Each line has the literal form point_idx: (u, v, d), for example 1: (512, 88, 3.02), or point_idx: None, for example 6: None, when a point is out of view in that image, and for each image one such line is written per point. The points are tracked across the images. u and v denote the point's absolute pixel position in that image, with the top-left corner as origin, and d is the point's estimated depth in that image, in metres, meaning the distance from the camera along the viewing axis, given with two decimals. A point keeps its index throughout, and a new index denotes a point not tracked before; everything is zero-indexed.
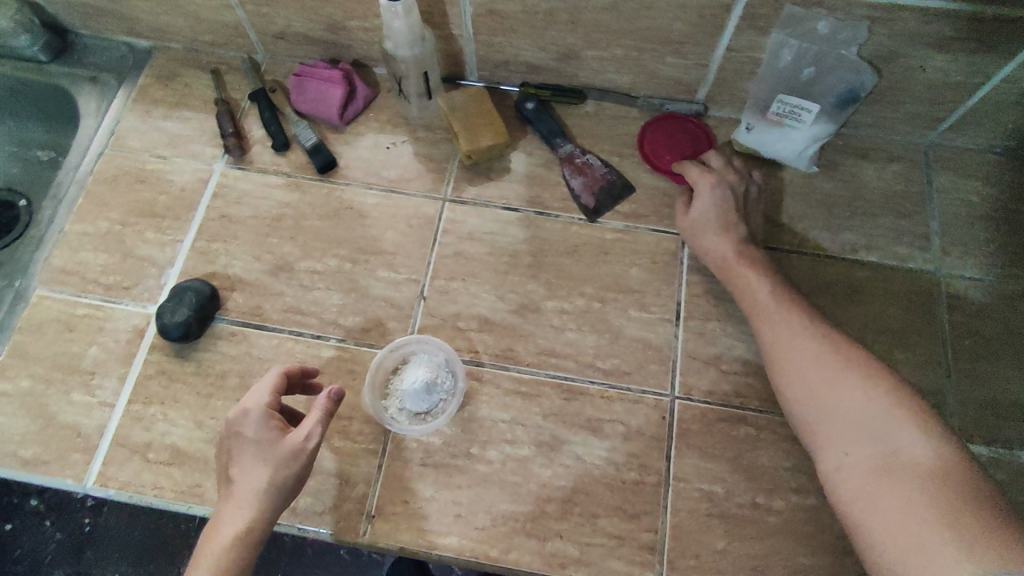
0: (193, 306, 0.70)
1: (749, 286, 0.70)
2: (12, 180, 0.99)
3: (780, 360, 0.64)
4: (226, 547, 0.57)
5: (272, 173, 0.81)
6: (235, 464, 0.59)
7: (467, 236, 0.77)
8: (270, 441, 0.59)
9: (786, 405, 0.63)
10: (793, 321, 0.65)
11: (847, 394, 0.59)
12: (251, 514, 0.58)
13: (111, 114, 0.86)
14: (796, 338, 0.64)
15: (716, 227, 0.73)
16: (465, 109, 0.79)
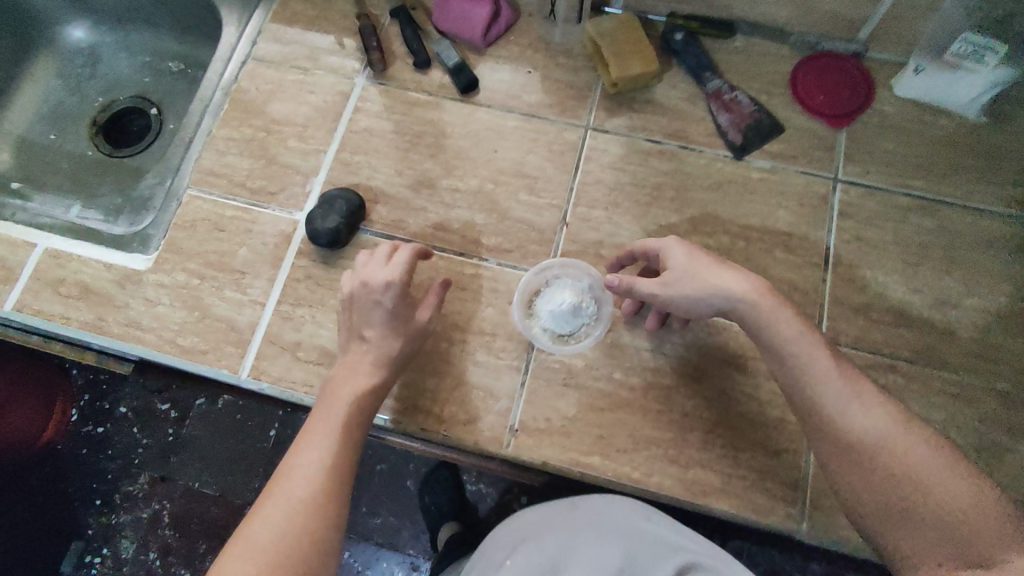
0: (343, 213, 0.71)
1: (803, 340, 0.56)
2: (145, 89, 1.02)
3: (853, 446, 0.53)
4: (359, 395, 0.61)
5: (413, 91, 0.80)
6: (369, 327, 0.63)
7: (609, 166, 0.76)
8: (405, 313, 0.64)
9: (851, 493, 0.52)
10: (868, 399, 0.54)
11: (946, 491, 0.49)
12: (380, 373, 0.62)
13: (253, 24, 0.86)
14: (873, 422, 0.53)
15: (712, 268, 0.60)
16: (613, 35, 0.76)
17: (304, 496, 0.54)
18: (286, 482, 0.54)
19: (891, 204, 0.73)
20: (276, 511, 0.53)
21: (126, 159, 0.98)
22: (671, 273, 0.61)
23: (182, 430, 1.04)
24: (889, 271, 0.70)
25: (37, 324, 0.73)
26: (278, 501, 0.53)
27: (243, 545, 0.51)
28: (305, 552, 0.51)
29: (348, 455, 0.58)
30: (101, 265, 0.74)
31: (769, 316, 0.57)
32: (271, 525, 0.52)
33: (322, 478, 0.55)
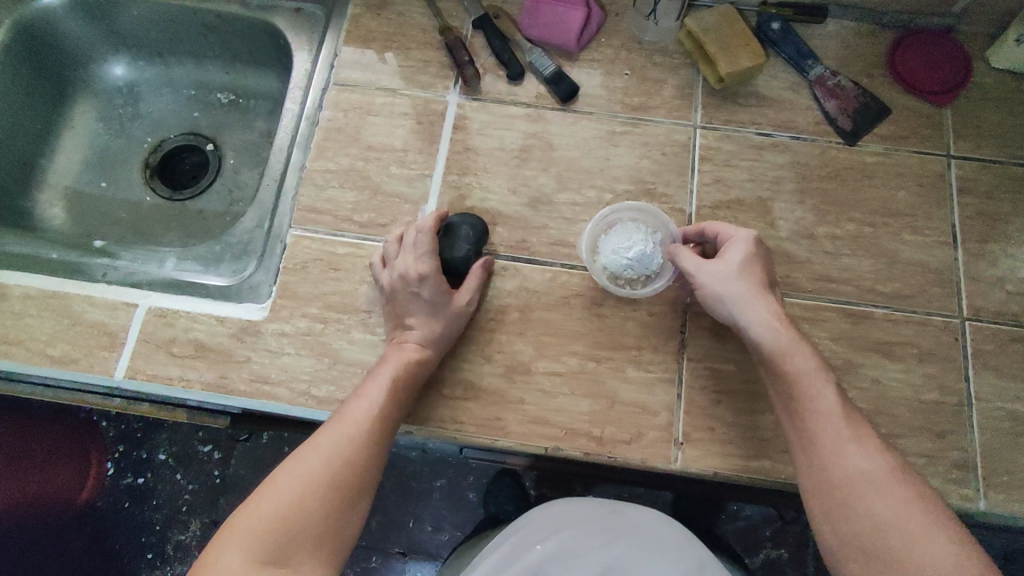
0: (471, 240, 0.69)
1: (814, 376, 0.58)
2: (196, 125, 0.97)
3: (845, 484, 0.54)
4: (410, 366, 0.64)
5: (510, 104, 0.78)
6: (411, 315, 0.66)
7: (725, 163, 0.75)
8: (442, 301, 0.66)
9: (824, 528, 0.54)
10: (866, 443, 0.55)
11: (926, 549, 0.50)
12: (425, 352, 0.65)
13: (326, 48, 0.83)
14: (870, 466, 0.54)
15: (749, 283, 0.62)
16: (717, 29, 0.75)
17: (348, 441, 0.58)
18: (333, 429, 0.59)
19: (1006, 175, 0.73)
20: (328, 444, 0.58)
21: (188, 202, 0.93)
22: (711, 266, 0.63)
23: (229, 470, 0.94)
24: (1017, 243, 0.71)
25: (154, 389, 0.69)
26: (322, 443, 0.58)
27: (291, 474, 0.56)
28: (340, 489, 0.56)
29: (395, 413, 0.62)
30: (213, 318, 0.70)
31: (782, 347, 0.59)
32: (314, 461, 0.57)
33: (363, 429, 0.59)
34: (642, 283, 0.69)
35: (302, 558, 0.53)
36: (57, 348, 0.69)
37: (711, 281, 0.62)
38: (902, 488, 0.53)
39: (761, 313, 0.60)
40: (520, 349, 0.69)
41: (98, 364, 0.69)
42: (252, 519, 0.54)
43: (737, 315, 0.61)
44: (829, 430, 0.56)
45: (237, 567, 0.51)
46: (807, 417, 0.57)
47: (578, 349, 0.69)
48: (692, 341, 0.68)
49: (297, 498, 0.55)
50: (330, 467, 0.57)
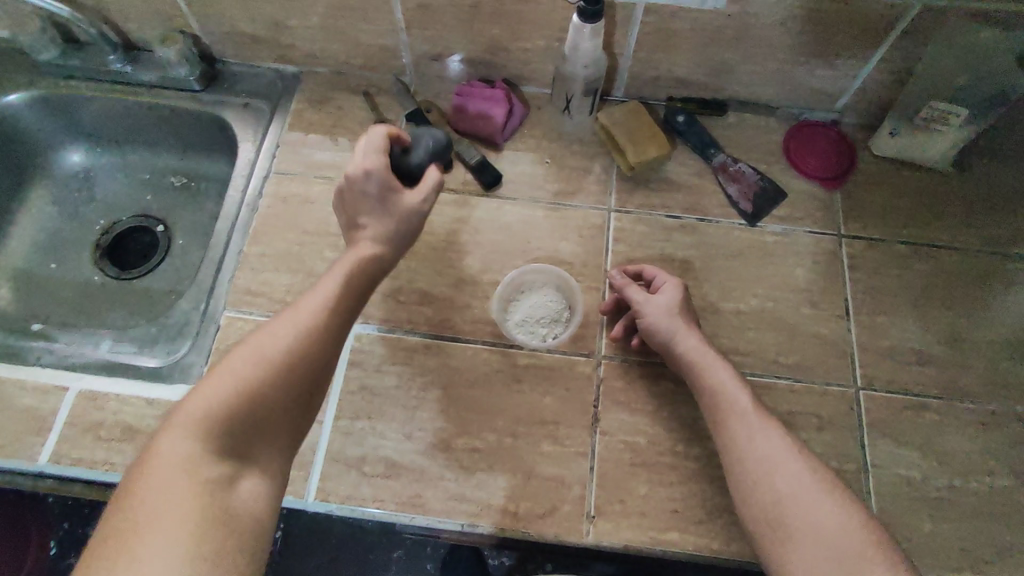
0: (431, 150, 0.66)
1: (730, 377, 0.65)
2: (147, 207, 1.01)
3: (755, 470, 0.59)
4: (365, 265, 0.62)
5: (439, 191, 0.84)
6: (363, 216, 0.63)
7: (638, 245, 0.80)
8: (391, 198, 0.62)
9: (739, 503, 0.60)
10: (772, 431, 0.61)
11: (823, 513, 0.56)
12: (378, 249, 0.63)
13: (269, 140, 0.90)
14: (773, 450, 0.60)
15: (683, 318, 0.70)
16: (626, 124, 0.83)
17: (306, 326, 0.56)
18: (283, 324, 0.56)
19: (893, 252, 0.79)
20: (285, 329, 0.55)
21: (134, 281, 0.96)
22: (650, 300, 0.71)
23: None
24: (902, 314, 0.76)
25: (77, 474, 0.70)
26: (274, 333, 0.55)
27: (247, 351, 0.54)
28: (300, 390, 0.54)
29: (343, 321, 0.59)
30: (142, 401, 0.72)
31: (709, 362, 0.66)
32: (268, 348, 0.54)
33: (315, 321, 0.57)
34: (551, 336, 0.76)
35: (264, 451, 0.52)
36: None
37: (648, 312, 0.70)
38: (804, 465, 0.59)
39: (688, 333, 0.68)
40: (441, 426, 0.71)
41: (23, 450, 0.70)
42: (201, 404, 0.50)
43: (668, 338, 0.69)
44: (740, 419, 0.62)
45: (192, 449, 0.48)
46: (721, 417, 0.63)
47: (496, 424, 0.71)
48: (605, 415, 0.71)
49: (248, 371, 0.52)
50: (288, 358, 0.54)
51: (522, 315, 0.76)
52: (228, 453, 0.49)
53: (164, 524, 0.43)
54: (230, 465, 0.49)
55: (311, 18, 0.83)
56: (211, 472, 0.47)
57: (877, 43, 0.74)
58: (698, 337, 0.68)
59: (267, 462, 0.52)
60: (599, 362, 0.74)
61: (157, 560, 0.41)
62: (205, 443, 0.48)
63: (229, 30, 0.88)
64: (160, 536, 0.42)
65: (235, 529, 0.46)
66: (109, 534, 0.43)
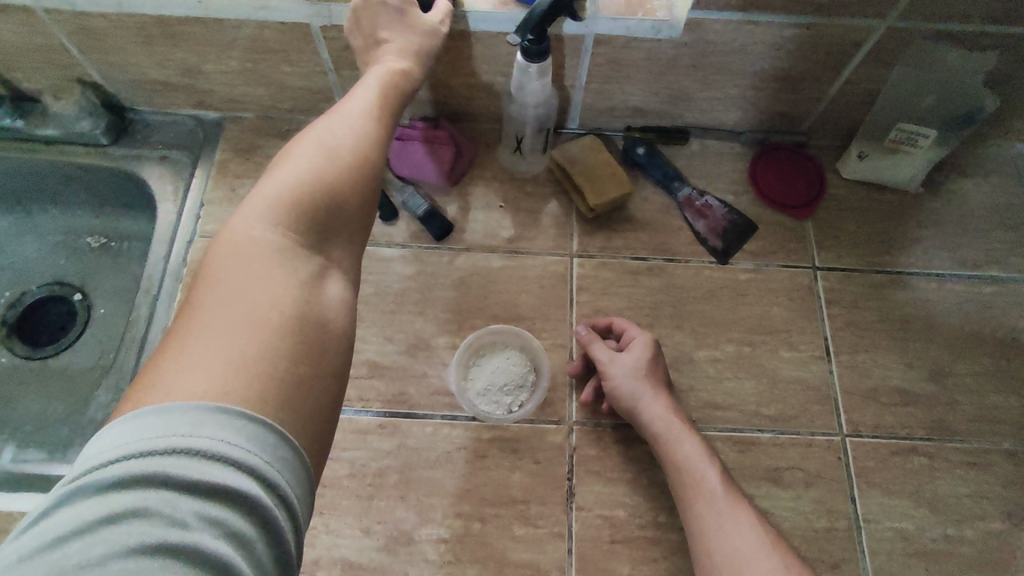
0: None
1: (700, 459, 0.61)
2: (62, 273, 0.91)
3: (723, 567, 0.55)
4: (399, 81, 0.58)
5: (384, 246, 0.76)
6: (384, 31, 0.61)
7: (603, 292, 0.75)
8: (411, 9, 0.61)
9: None
10: (743, 522, 0.57)
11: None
12: (409, 63, 0.60)
13: (193, 197, 0.82)
14: (744, 546, 0.55)
15: (651, 380, 0.65)
16: (583, 161, 0.77)
17: (357, 128, 0.52)
18: (337, 124, 0.51)
19: (869, 283, 0.76)
20: (337, 129, 0.51)
21: (51, 359, 0.86)
22: (617, 358, 0.66)
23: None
24: (883, 350, 0.72)
25: None
26: (331, 128, 0.51)
27: (302, 150, 0.48)
28: (363, 176, 0.50)
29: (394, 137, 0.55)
30: None
31: (676, 435, 0.62)
32: (333, 140, 0.50)
33: (371, 135, 0.52)
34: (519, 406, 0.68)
35: (337, 241, 0.49)
36: None
37: (614, 368, 0.65)
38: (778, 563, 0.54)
39: (657, 404, 0.63)
40: (401, 515, 0.64)
41: None
42: (269, 195, 0.46)
43: (635, 408, 0.64)
44: (709, 509, 0.58)
45: (265, 236, 0.44)
46: (689, 503, 0.59)
47: (462, 508, 0.65)
48: (580, 488, 0.66)
49: (311, 170, 0.47)
50: (356, 153, 0.50)
51: (484, 384, 0.69)
52: (305, 249, 0.45)
53: (234, 323, 0.39)
54: (314, 266, 0.45)
55: (227, 63, 0.74)
56: (294, 272, 0.43)
57: (840, 67, 0.70)
58: (667, 404, 0.64)
59: (341, 259, 0.48)
60: (570, 429, 0.68)
61: (211, 365, 0.36)
62: (281, 229, 0.44)
63: (135, 78, 0.78)
64: (233, 331, 0.38)
65: (321, 340, 0.42)
66: (178, 339, 0.38)
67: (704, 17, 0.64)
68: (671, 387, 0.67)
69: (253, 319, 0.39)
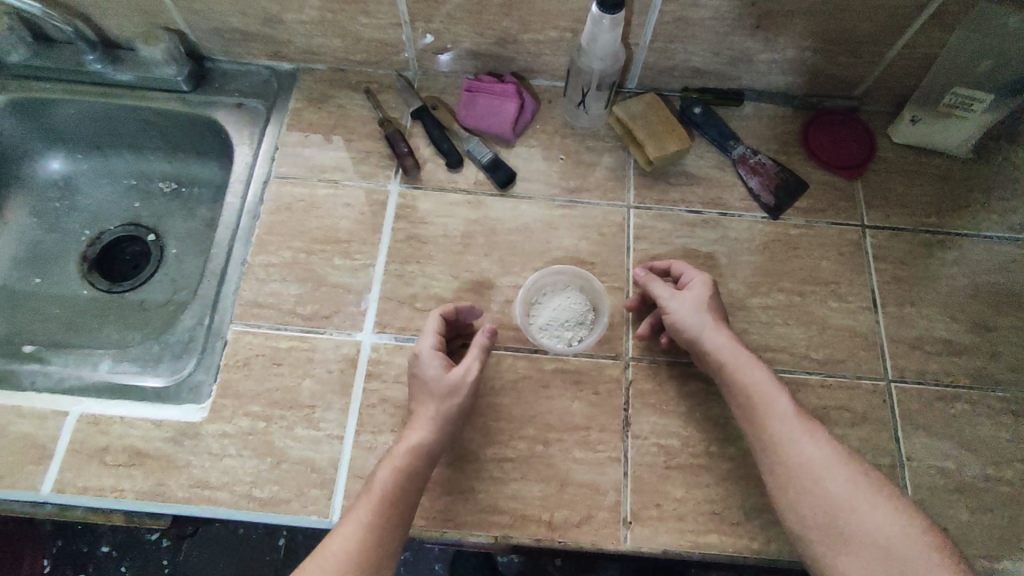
0: None
1: (767, 383, 0.64)
2: (137, 215, 0.96)
3: (806, 480, 0.58)
4: (401, 471, 0.61)
5: (450, 191, 0.80)
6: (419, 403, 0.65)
7: (660, 241, 0.78)
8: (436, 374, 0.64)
9: (791, 518, 0.58)
10: (815, 434, 0.61)
11: (879, 519, 0.56)
12: (424, 434, 0.62)
13: (268, 140, 0.85)
14: (822, 457, 0.59)
15: (712, 315, 0.68)
16: (644, 116, 0.80)
17: (363, 527, 0.58)
18: (339, 541, 0.57)
19: (916, 242, 0.79)
20: (345, 536, 0.57)
21: (128, 294, 0.91)
22: (680, 296, 0.68)
23: (180, 556, 1.24)
24: (928, 304, 0.75)
25: (85, 503, 0.66)
26: (331, 549, 0.57)
27: (321, 556, 0.56)
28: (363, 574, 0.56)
29: (411, 500, 0.61)
30: (149, 423, 0.68)
31: (741, 362, 0.65)
32: (328, 568, 0.56)
33: (365, 559, 0.57)
34: (578, 341, 0.72)
35: None
36: None
37: (677, 305, 0.68)
38: (852, 469, 0.59)
39: (720, 334, 0.66)
40: (468, 436, 0.68)
41: (24, 479, 0.66)
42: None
43: (699, 340, 0.66)
44: (784, 427, 0.61)
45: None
46: (758, 424, 0.62)
47: (525, 433, 0.69)
48: (637, 417, 0.69)
49: None
50: (346, 563, 0.56)
51: (545, 320, 0.73)
52: None
53: None
54: None
55: (307, 12, 0.79)
56: None
57: (904, 27, 0.72)
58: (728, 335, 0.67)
59: None
60: (626, 364, 0.72)
61: None
62: None
63: (218, 26, 0.83)
64: None
65: None
66: None
67: None
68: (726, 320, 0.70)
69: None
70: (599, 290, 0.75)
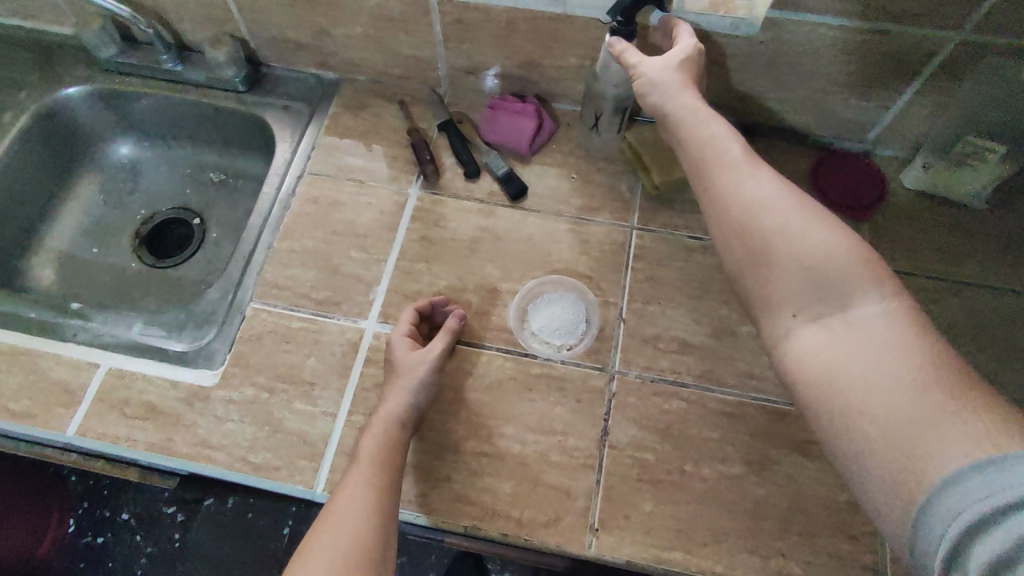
0: None
1: (716, 136, 0.61)
2: (186, 200, 1.06)
3: (744, 210, 0.56)
4: (381, 437, 0.66)
5: (465, 198, 0.86)
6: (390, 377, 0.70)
7: (658, 263, 0.81)
8: (407, 350, 0.71)
9: (722, 246, 0.58)
10: (760, 175, 0.57)
11: (809, 236, 0.53)
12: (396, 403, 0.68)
13: (307, 140, 0.93)
14: (755, 196, 0.56)
15: (681, 77, 0.66)
16: (654, 143, 0.84)
17: (366, 482, 0.62)
18: (333, 519, 0.59)
19: (920, 286, 0.78)
20: (349, 496, 0.61)
21: (168, 270, 1.00)
22: (646, 62, 0.67)
23: (188, 534, 1.31)
24: None
25: (102, 448, 0.73)
26: (329, 527, 0.58)
27: (333, 515, 0.59)
28: (379, 519, 0.60)
29: (395, 468, 0.64)
30: (167, 383, 0.75)
31: (695, 120, 0.63)
32: (340, 522, 0.59)
33: (375, 506, 0.60)
34: (567, 348, 0.76)
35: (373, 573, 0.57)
36: (18, 403, 0.74)
37: (646, 79, 0.67)
38: (788, 199, 0.55)
39: (683, 99, 0.64)
40: (451, 428, 0.72)
41: (53, 420, 0.73)
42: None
43: (659, 100, 0.66)
44: (724, 171, 0.59)
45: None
46: (700, 156, 0.61)
47: (506, 431, 0.72)
48: (615, 428, 0.71)
49: (340, 542, 0.57)
50: (361, 511, 0.60)
51: (538, 325, 0.77)
52: None
53: None
54: None
55: (354, 28, 0.87)
56: None
57: (913, 74, 0.74)
58: (689, 95, 0.65)
59: None
60: (611, 377, 0.74)
61: None
62: None
63: (275, 36, 0.92)
64: None
65: None
66: None
67: (782, 16, 0.71)
68: (699, 77, 0.69)
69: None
70: (593, 303, 0.78)
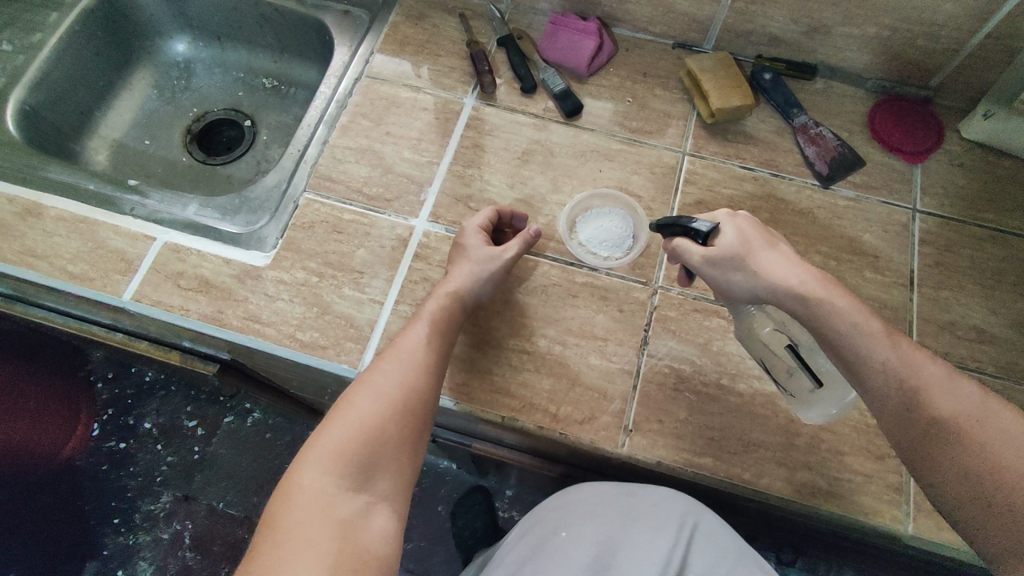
0: None
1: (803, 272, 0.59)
2: (239, 103, 1.07)
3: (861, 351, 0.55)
4: (444, 301, 0.69)
5: (520, 113, 0.86)
6: (455, 261, 0.72)
7: (708, 188, 0.81)
8: (478, 241, 0.73)
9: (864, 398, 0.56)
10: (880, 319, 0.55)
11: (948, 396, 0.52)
12: (454, 285, 0.69)
13: (365, 46, 0.93)
14: (969, 407, 0.52)
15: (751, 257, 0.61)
16: (713, 71, 0.84)
17: (425, 336, 0.66)
18: (393, 362, 0.63)
19: (968, 234, 0.79)
20: (408, 344, 0.65)
21: (219, 167, 1.01)
22: (708, 256, 0.63)
23: (209, 447, 1.34)
24: (967, 294, 0.76)
25: (156, 315, 0.76)
26: (388, 369, 0.62)
27: (393, 355, 0.64)
28: (432, 370, 0.64)
29: (454, 327, 0.68)
30: (220, 260, 0.77)
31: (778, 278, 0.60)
32: (398, 362, 0.63)
33: (431, 359, 0.64)
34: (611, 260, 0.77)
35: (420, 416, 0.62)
36: (76, 267, 0.77)
37: (717, 275, 0.63)
38: (975, 399, 0.52)
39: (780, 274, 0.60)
40: (495, 325, 0.73)
41: (110, 284, 0.76)
42: (330, 440, 0.58)
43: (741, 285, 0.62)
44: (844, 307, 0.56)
45: (323, 482, 0.55)
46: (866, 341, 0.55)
47: (547, 332, 0.73)
48: (655, 338, 0.73)
49: (395, 379, 0.62)
50: (420, 359, 0.64)
51: (585, 236, 0.78)
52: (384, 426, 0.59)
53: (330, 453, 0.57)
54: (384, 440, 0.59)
55: None
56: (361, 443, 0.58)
57: (988, 12, 0.73)
58: (826, 288, 0.58)
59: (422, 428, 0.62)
60: (655, 291, 0.75)
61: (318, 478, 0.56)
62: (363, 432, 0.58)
63: None
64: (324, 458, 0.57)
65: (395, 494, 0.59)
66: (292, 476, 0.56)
67: None
68: (760, 232, 0.63)
69: (325, 527, 0.53)
70: (642, 220, 0.79)
